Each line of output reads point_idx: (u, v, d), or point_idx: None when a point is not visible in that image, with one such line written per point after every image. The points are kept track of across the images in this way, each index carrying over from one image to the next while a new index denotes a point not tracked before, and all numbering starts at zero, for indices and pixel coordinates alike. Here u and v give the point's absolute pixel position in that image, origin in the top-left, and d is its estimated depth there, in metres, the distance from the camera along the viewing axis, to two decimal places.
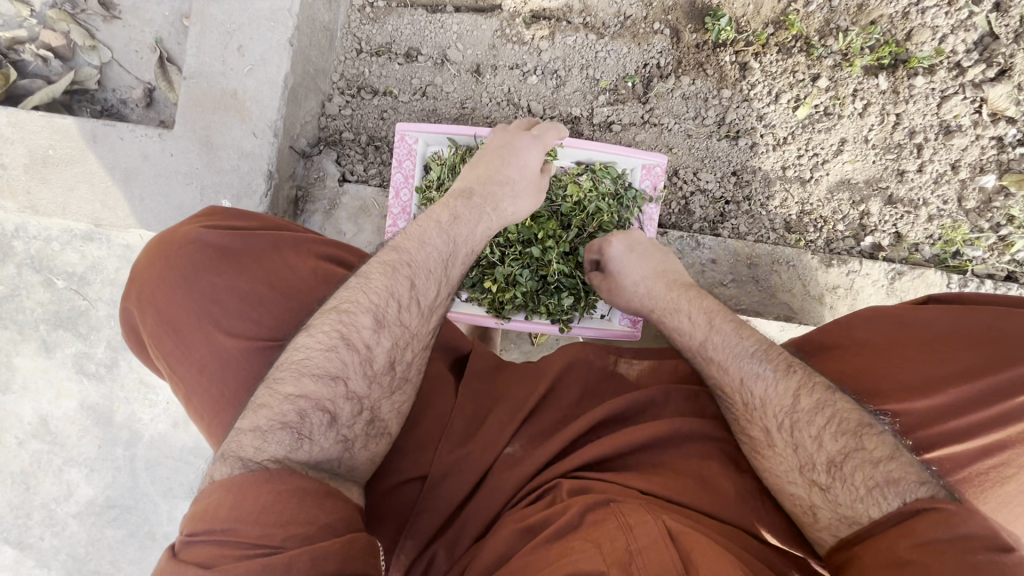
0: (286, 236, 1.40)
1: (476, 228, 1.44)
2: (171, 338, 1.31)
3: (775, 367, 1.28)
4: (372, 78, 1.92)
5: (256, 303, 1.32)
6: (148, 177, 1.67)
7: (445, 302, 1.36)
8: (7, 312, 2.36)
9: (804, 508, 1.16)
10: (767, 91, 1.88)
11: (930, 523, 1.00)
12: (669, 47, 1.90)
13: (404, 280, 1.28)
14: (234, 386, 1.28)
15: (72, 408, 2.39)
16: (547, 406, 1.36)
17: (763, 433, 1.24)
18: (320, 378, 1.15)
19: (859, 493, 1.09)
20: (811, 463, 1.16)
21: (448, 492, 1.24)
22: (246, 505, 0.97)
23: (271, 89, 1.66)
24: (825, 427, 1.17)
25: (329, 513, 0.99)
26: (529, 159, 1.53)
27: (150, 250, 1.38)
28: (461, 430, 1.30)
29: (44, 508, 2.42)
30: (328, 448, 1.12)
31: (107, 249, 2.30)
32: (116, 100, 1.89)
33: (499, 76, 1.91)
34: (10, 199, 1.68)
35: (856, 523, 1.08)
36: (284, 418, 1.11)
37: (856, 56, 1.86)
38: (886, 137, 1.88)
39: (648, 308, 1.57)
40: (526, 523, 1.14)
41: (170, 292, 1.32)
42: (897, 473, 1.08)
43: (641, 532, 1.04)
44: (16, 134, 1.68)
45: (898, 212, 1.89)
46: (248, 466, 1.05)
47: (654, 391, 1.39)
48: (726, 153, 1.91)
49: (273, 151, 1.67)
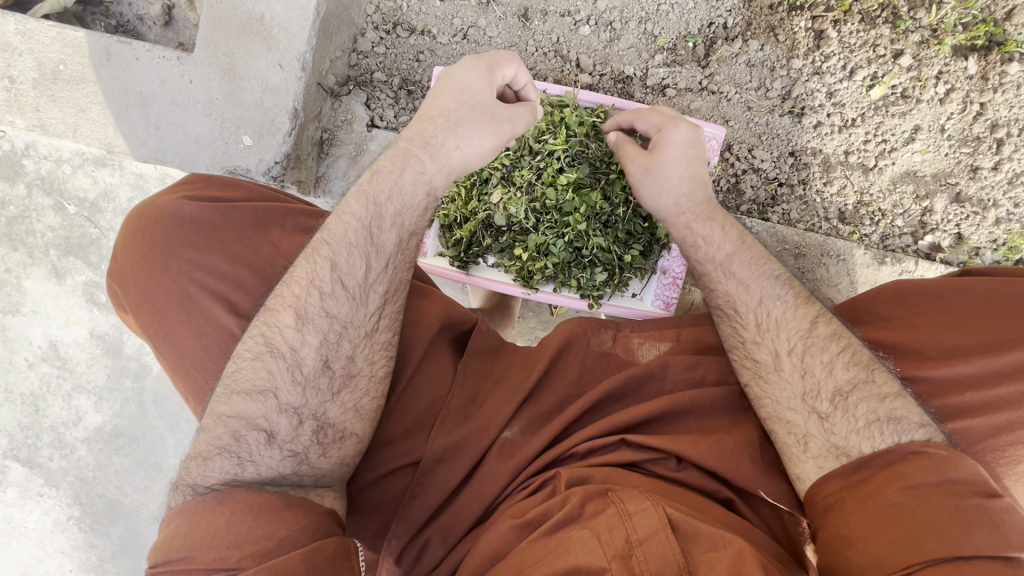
0: (266, 210, 1.31)
1: (399, 179, 1.25)
2: (153, 321, 1.26)
3: (797, 292, 1.24)
4: (410, 14, 1.74)
5: (238, 283, 1.25)
6: (164, 104, 1.55)
7: (382, 275, 1.22)
8: (17, 234, 2.29)
9: (798, 437, 1.12)
10: (841, 65, 1.71)
11: (920, 465, 0.99)
12: (739, 6, 1.72)
13: (323, 262, 1.19)
14: (219, 370, 1.24)
15: (82, 335, 2.36)
16: (546, 388, 1.26)
17: (770, 357, 1.18)
18: (249, 396, 1.11)
19: (858, 425, 1.08)
20: (817, 390, 1.13)
21: (443, 477, 1.18)
22: (199, 530, 0.96)
23: (301, 16, 1.51)
24: (839, 356, 1.15)
25: (288, 526, 0.97)
26: (473, 84, 1.27)
27: (128, 226, 1.29)
28: (457, 411, 1.22)
29: (53, 431, 2.43)
30: (277, 466, 1.08)
31: (120, 176, 2.23)
32: (133, 15, 1.74)
33: (548, 23, 1.74)
34: (17, 115, 1.57)
35: (845, 455, 1.07)
36: (221, 442, 1.08)
37: (947, 33, 1.67)
38: (964, 128, 1.71)
39: (675, 209, 1.34)
40: (523, 517, 1.07)
41: (148, 272, 1.25)
42: (900, 413, 1.07)
43: (642, 522, 0.99)
44: (24, 45, 1.55)
45: (965, 212, 1.74)
46: (195, 490, 1.05)
47: (652, 364, 1.26)
48: (787, 130, 1.76)
49: (301, 87, 1.54)
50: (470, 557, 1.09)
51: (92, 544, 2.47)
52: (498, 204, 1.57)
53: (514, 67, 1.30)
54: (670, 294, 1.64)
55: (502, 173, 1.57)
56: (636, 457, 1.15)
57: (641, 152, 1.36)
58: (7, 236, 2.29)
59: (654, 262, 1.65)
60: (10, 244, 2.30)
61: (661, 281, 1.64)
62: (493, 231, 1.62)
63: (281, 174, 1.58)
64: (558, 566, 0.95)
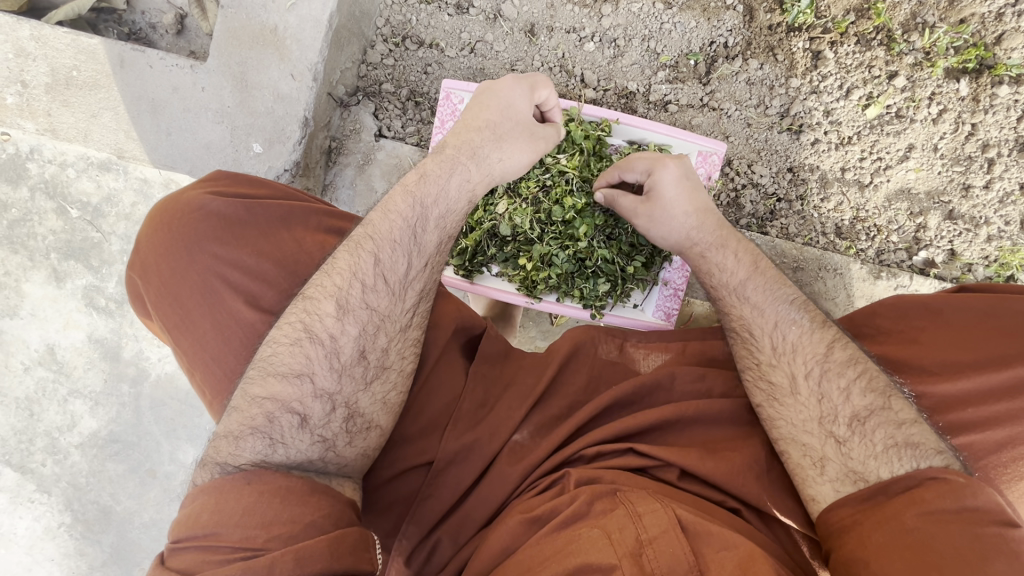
0: (292, 208, 1.33)
1: (447, 184, 1.31)
2: (175, 312, 1.26)
3: (813, 317, 1.26)
4: (419, 28, 1.78)
5: (263, 278, 1.26)
6: (177, 111, 1.57)
7: (421, 275, 1.26)
8: (18, 237, 2.29)
9: (814, 459, 1.14)
10: (838, 85, 1.76)
11: (937, 492, 1.00)
12: (740, 26, 1.76)
13: (367, 256, 1.21)
14: (238, 363, 1.24)
15: (80, 339, 2.35)
16: (556, 392, 1.28)
17: (786, 380, 1.21)
18: (284, 378, 1.12)
19: (875, 450, 1.09)
20: (834, 415, 1.15)
21: (454, 478, 1.19)
22: (225, 508, 0.96)
23: (314, 28, 1.54)
24: (856, 381, 1.17)
25: (315, 510, 0.98)
26: (519, 101, 1.38)
27: (152, 219, 1.32)
28: (468, 415, 1.23)
29: (46, 436, 2.41)
30: (306, 450, 1.08)
31: (125, 181, 2.24)
32: (146, 24, 1.77)
33: (554, 39, 1.79)
34: (29, 119, 1.58)
35: (862, 480, 1.08)
36: (253, 422, 1.09)
37: (939, 56, 1.73)
38: (956, 148, 1.76)
39: (689, 241, 1.40)
40: (532, 513, 1.08)
41: (173, 264, 1.26)
42: (916, 438, 1.09)
43: (651, 521, 1.00)
44: (38, 50, 1.56)
45: (958, 229, 1.79)
46: (225, 469, 1.05)
47: (660, 373, 1.28)
48: (785, 147, 1.81)
49: (312, 97, 1.57)
50: (478, 557, 1.10)
51: (83, 552, 2.44)
52: (504, 214, 1.60)
53: (549, 90, 1.43)
54: (670, 305, 1.66)
55: (509, 184, 1.60)
56: (643, 461, 1.17)
57: (641, 201, 1.42)
58: (8, 239, 2.29)
59: (655, 275, 1.67)
60: (10, 247, 2.30)
61: (663, 292, 1.66)
62: (498, 241, 1.64)
63: (290, 181, 1.60)
64: (569, 563, 0.97)
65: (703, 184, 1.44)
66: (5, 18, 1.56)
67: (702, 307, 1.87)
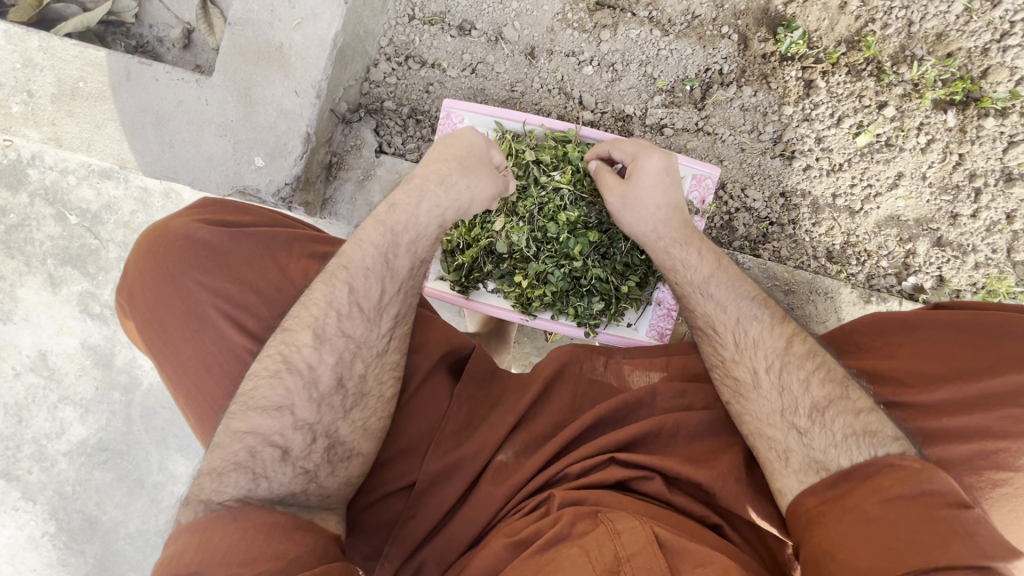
0: (276, 235, 1.34)
1: (418, 210, 1.30)
2: (158, 339, 1.28)
3: (773, 312, 1.28)
4: (422, 48, 1.82)
5: (245, 306, 1.27)
6: (181, 124, 1.59)
7: (396, 298, 1.27)
8: (16, 241, 2.29)
9: (779, 452, 1.14)
10: (830, 113, 1.80)
11: (895, 479, 1.00)
12: (735, 54, 1.81)
13: (342, 285, 1.22)
14: (220, 391, 1.25)
15: (73, 346, 2.34)
16: (540, 411, 1.29)
17: (749, 375, 1.22)
18: (269, 412, 1.12)
19: (835, 439, 1.10)
20: (794, 406, 1.16)
21: (438, 498, 1.20)
22: (210, 546, 0.93)
23: (319, 47, 1.57)
24: (814, 372, 1.18)
25: (298, 546, 0.96)
26: (477, 142, 1.42)
27: (139, 245, 1.33)
28: (453, 434, 1.25)
29: (34, 442, 2.39)
30: (289, 483, 1.09)
31: (125, 190, 2.25)
32: (153, 37, 1.80)
33: (553, 62, 1.83)
34: (33, 128, 1.60)
35: (824, 469, 1.08)
36: (236, 458, 1.08)
37: (928, 88, 1.78)
38: (944, 177, 1.81)
39: (655, 234, 1.42)
40: (515, 536, 1.08)
41: (156, 293, 1.28)
42: (875, 426, 1.10)
43: (630, 539, 1.00)
44: (45, 61, 1.59)
45: (946, 256, 1.83)
46: (210, 507, 1.02)
47: (642, 392, 1.29)
48: (778, 172, 1.84)
49: (316, 113, 1.59)
50: None
51: (66, 563, 2.40)
52: (501, 231, 1.62)
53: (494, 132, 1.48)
54: (664, 325, 1.68)
55: (508, 204, 1.62)
56: (627, 477, 1.17)
57: (620, 180, 1.45)
58: (6, 244, 2.29)
59: (649, 294, 1.68)
60: (7, 252, 2.30)
61: (656, 312, 1.68)
62: (494, 258, 1.66)
63: (290, 196, 1.62)
64: None
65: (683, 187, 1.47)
66: (14, 29, 1.58)
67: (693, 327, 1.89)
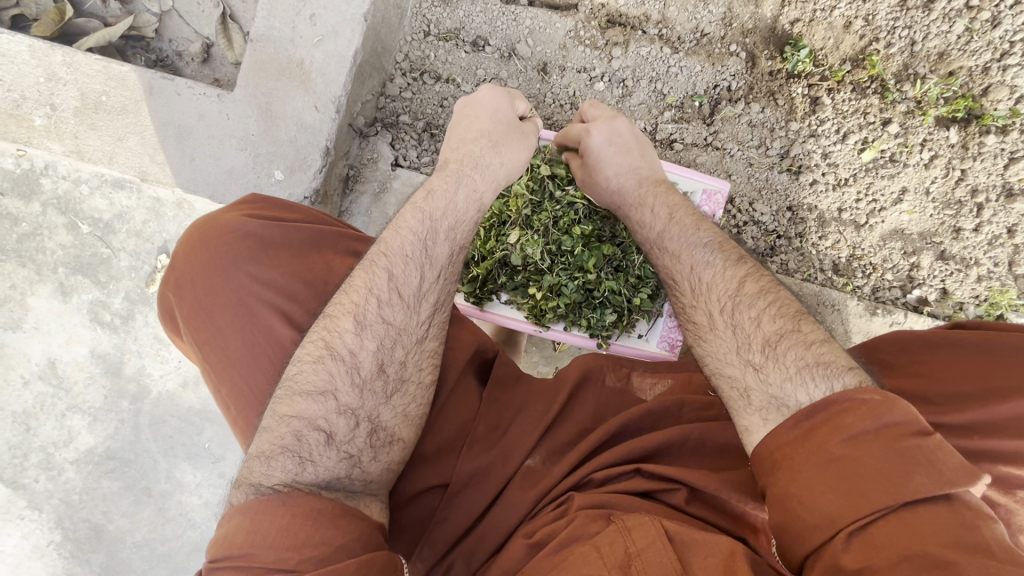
0: (324, 233, 1.39)
1: (454, 196, 1.37)
2: (206, 328, 1.33)
3: (725, 257, 1.27)
4: (437, 64, 1.86)
5: (293, 298, 1.31)
6: (202, 137, 1.62)
7: (433, 285, 1.31)
8: (27, 250, 2.30)
9: (739, 391, 1.08)
10: (835, 129, 1.85)
11: (857, 414, 0.91)
12: (743, 71, 1.86)
13: (381, 272, 1.26)
14: (265, 381, 1.29)
15: (82, 354, 2.35)
16: (566, 419, 1.34)
17: (706, 318, 1.21)
18: (310, 396, 1.16)
19: (789, 373, 1.03)
20: (747, 343, 1.11)
21: (469, 501, 1.25)
22: (261, 530, 0.98)
23: (339, 63, 1.60)
24: (767, 309, 1.14)
25: (345, 534, 0.99)
26: (500, 105, 1.49)
27: (192, 237, 1.39)
28: (483, 439, 1.30)
29: (42, 451, 2.39)
30: (333, 467, 1.11)
31: (137, 199, 2.26)
32: (172, 51, 1.83)
33: (565, 78, 1.87)
34: (56, 141, 1.63)
35: (786, 407, 1.00)
36: (284, 441, 1.12)
37: (930, 105, 1.82)
38: (947, 192, 1.85)
39: (618, 203, 1.50)
40: (533, 537, 1.14)
41: (209, 282, 1.33)
42: (829, 358, 1.03)
43: (639, 534, 1.04)
44: (68, 75, 1.62)
45: (949, 269, 1.87)
46: (259, 491, 1.07)
47: (667, 400, 1.33)
48: (785, 186, 1.88)
49: (334, 128, 1.62)
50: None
51: (72, 572, 2.40)
52: (516, 244, 1.65)
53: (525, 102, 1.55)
54: (675, 336, 1.70)
55: (523, 217, 1.65)
56: (651, 484, 1.20)
57: (581, 162, 1.55)
58: (17, 253, 2.30)
59: (660, 306, 1.70)
60: (18, 260, 2.31)
61: (667, 323, 1.69)
62: (508, 270, 1.69)
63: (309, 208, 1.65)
64: None
65: (637, 146, 1.50)
66: (39, 44, 1.62)
67: None
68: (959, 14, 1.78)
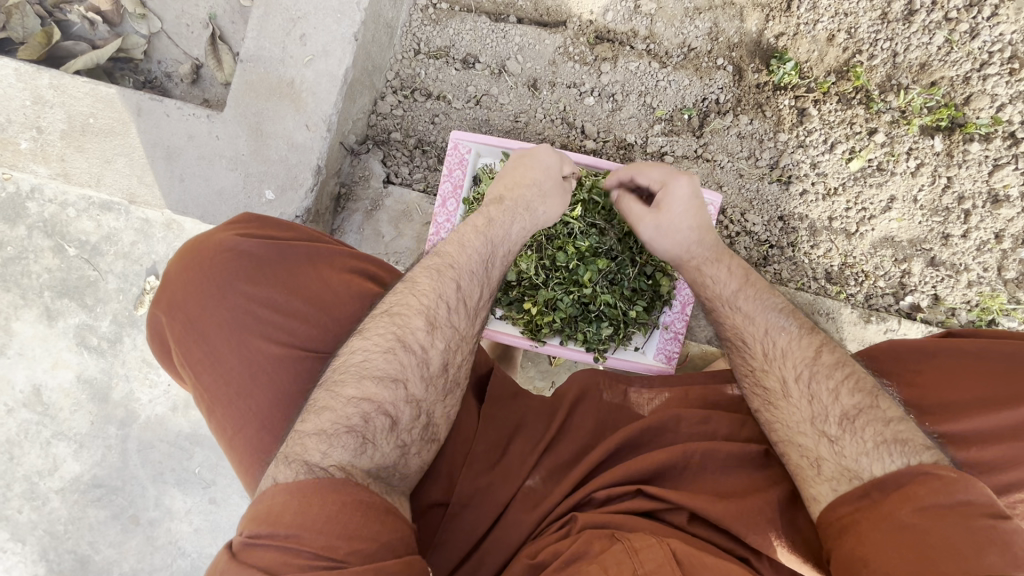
0: (321, 250, 1.38)
1: (510, 230, 1.40)
2: (199, 348, 1.30)
3: (800, 322, 1.32)
4: (427, 81, 1.87)
5: (293, 316, 1.30)
6: (192, 158, 1.61)
7: (486, 305, 1.36)
8: (12, 275, 2.26)
9: (810, 459, 1.16)
10: (823, 139, 1.87)
11: (931, 487, 1.01)
12: (730, 84, 1.88)
13: (450, 282, 1.29)
14: (265, 401, 1.27)
15: (68, 380, 2.29)
16: (565, 436, 1.32)
17: (778, 383, 1.25)
18: (381, 380, 1.15)
19: (865, 447, 1.11)
20: (825, 414, 1.18)
21: (469, 521, 1.22)
22: (312, 513, 0.95)
23: (330, 82, 1.60)
24: (843, 382, 1.20)
25: (391, 531, 0.98)
26: (552, 163, 1.48)
27: (182, 256, 1.36)
28: (482, 457, 1.28)
29: (25, 480, 2.32)
30: (387, 453, 1.11)
31: (125, 221, 2.22)
32: (161, 73, 1.82)
33: (556, 93, 1.88)
34: (41, 164, 1.61)
35: (856, 478, 1.09)
36: (348, 421, 1.10)
37: (914, 115, 1.85)
38: (934, 200, 1.87)
39: (689, 254, 1.43)
40: (536, 558, 1.12)
41: (203, 302, 1.30)
42: (905, 434, 1.11)
43: (647, 557, 1.03)
44: (56, 98, 1.61)
45: (940, 275, 1.88)
46: (312, 469, 1.02)
47: (666, 416, 1.32)
48: (776, 197, 1.90)
49: (326, 146, 1.61)
50: None
51: None
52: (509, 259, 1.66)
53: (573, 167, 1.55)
54: (671, 348, 1.69)
55: None
56: (653, 503, 1.19)
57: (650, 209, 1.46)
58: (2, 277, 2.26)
59: (655, 318, 1.71)
60: (2, 285, 2.26)
61: (663, 335, 1.69)
62: (503, 286, 1.69)
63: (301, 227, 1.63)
64: None
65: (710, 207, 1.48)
66: (26, 67, 1.61)
67: (700, 348, 1.91)
68: (938, 26, 1.82)
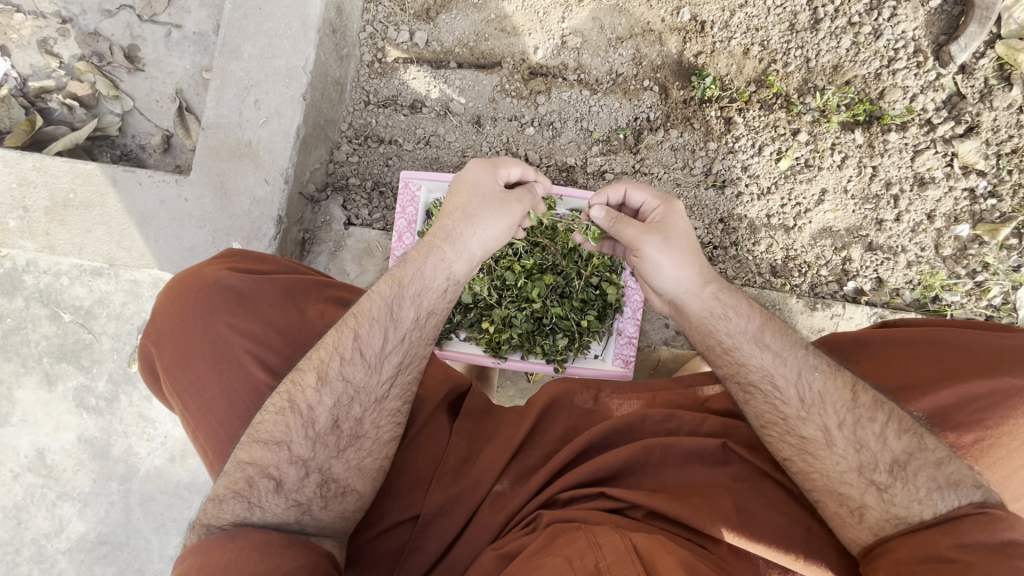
0: (299, 282, 1.50)
1: (422, 267, 1.39)
2: (185, 377, 1.41)
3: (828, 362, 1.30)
4: (379, 128, 2.03)
5: (271, 345, 1.42)
6: (163, 221, 1.75)
7: (397, 347, 1.36)
8: (12, 345, 2.38)
9: (851, 508, 1.18)
10: (750, 144, 2.00)
11: (975, 524, 1.08)
12: (658, 103, 2.03)
13: (348, 331, 1.36)
14: (243, 426, 1.38)
15: (69, 441, 2.39)
16: (535, 443, 1.41)
17: (820, 433, 1.23)
18: (266, 444, 1.28)
19: (919, 495, 1.14)
20: (874, 463, 1.19)
21: (436, 533, 1.31)
22: (213, 561, 1.11)
23: (283, 139, 1.76)
24: (888, 426, 1.21)
25: (291, 560, 1.14)
26: (482, 179, 1.41)
27: (169, 292, 1.48)
28: (454, 468, 1.37)
29: (34, 544, 2.41)
30: (282, 513, 1.24)
31: (115, 284, 2.36)
32: (135, 146, 1.98)
33: (498, 126, 2.03)
34: (29, 240, 1.77)
35: (902, 522, 1.13)
36: (236, 486, 1.25)
37: (833, 112, 1.98)
38: (864, 188, 1.98)
39: (695, 279, 1.34)
40: (502, 550, 1.22)
41: (189, 333, 1.42)
42: (958, 476, 1.13)
43: (610, 550, 1.10)
44: (39, 179, 1.77)
45: (879, 258, 1.98)
46: (212, 530, 1.22)
47: (631, 416, 1.40)
48: (714, 202, 2.02)
49: (284, 197, 1.75)
50: None
51: None
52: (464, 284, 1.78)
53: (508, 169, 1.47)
54: (627, 352, 1.75)
55: None
56: (615, 498, 1.28)
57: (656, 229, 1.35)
58: (4, 348, 2.39)
59: (609, 325, 1.79)
60: (4, 355, 2.39)
61: (618, 341, 1.76)
62: (462, 308, 1.80)
63: None
64: None
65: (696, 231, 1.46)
66: (10, 155, 1.78)
67: (669, 352, 1.96)
68: (843, 30, 1.97)
